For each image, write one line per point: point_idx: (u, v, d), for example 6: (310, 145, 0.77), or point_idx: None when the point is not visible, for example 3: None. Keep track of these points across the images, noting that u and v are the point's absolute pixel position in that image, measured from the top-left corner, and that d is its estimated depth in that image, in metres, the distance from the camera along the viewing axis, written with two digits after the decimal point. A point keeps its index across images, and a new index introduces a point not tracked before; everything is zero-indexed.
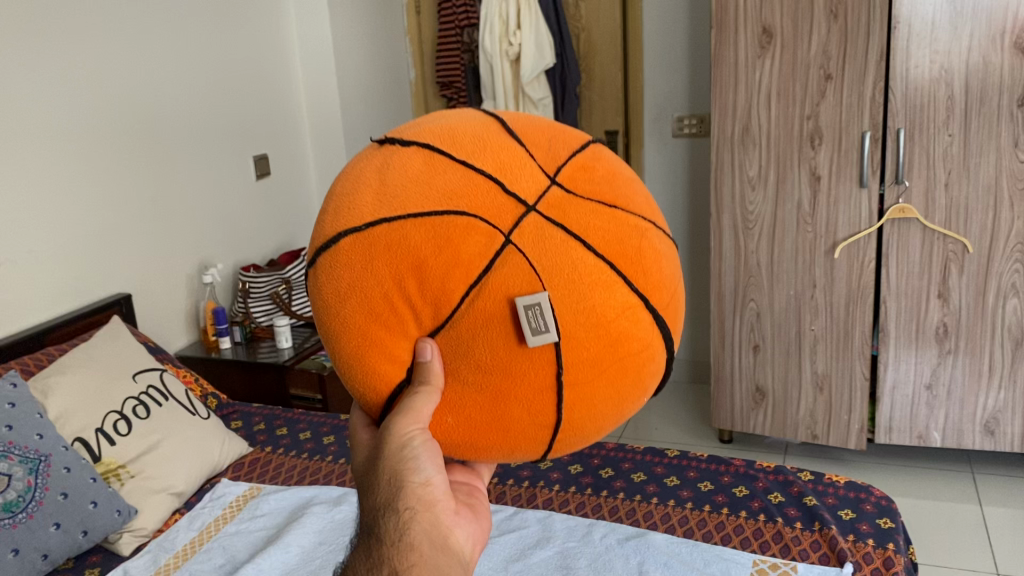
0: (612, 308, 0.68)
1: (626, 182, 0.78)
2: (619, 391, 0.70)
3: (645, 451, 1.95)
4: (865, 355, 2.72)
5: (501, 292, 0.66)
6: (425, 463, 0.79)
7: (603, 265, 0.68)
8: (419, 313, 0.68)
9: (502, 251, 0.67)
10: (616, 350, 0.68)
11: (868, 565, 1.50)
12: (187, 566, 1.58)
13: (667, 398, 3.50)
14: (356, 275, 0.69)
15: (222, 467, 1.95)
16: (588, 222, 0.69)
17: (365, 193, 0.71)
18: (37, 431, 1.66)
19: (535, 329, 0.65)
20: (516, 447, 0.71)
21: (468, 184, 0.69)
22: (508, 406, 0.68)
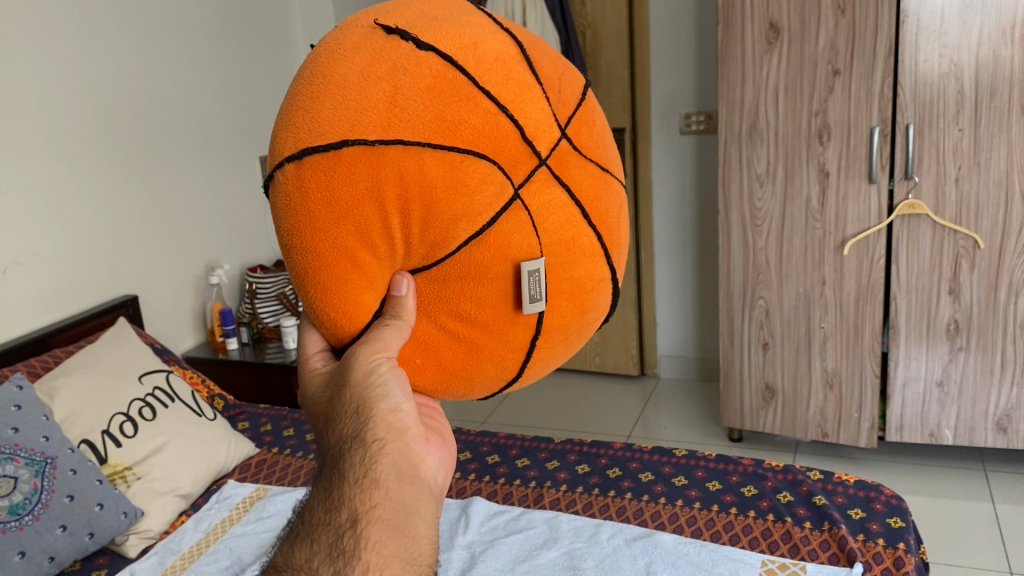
0: (591, 279, 0.72)
1: (612, 133, 0.78)
2: (567, 348, 0.76)
3: (652, 450, 1.94)
4: (875, 352, 2.70)
5: (506, 254, 0.67)
6: (393, 389, 0.75)
7: (594, 238, 0.71)
8: (412, 250, 0.69)
9: (512, 205, 0.67)
10: (579, 319, 0.73)
11: (878, 564, 1.48)
12: (193, 568, 1.57)
13: (676, 396, 3.49)
14: (359, 198, 0.66)
15: (229, 468, 1.95)
16: (588, 188, 0.70)
17: (378, 94, 0.65)
18: (43, 433, 1.66)
19: (531, 296, 0.68)
20: (471, 396, 0.77)
21: (492, 121, 0.66)
22: (480, 360, 0.72)
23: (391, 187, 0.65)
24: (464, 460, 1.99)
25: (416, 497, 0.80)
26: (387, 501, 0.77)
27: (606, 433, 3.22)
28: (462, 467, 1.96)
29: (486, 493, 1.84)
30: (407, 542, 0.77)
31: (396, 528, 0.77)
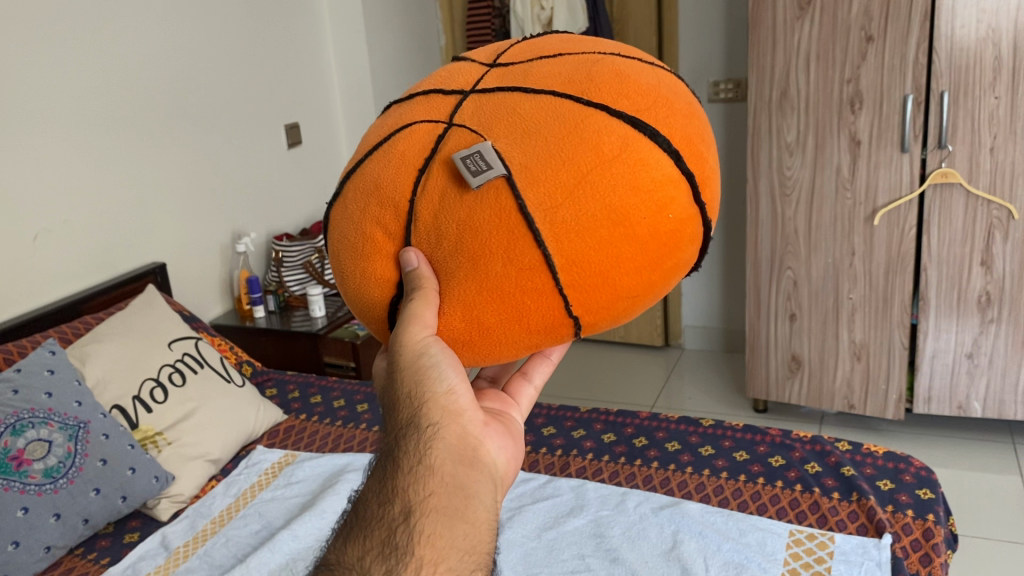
0: (563, 128, 0.71)
1: (585, 41, 0.84)
2: (615, 205, 0.69)
3: (679, 419, 1.93)
4: (905, 323, 2.67)
5: (446, 162, 0.73)
6: (446, 369, 0.78)
7: (546, 97, 0.73)
8: (389, 226, 0.76)
9: (443, 131, 0.75)
10: (579, 159, 0.69)
11: (907, 536, 1.48)
12: (224, 531, 1.60)
13: (701, 367, 3.48)
14: (340, 226, 0.80)
15: (257, 433, 1.97)
16: (526, 76, 0.76)
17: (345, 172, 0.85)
18: (75, 398, 1.68)
19: (476, 172, 0.70)
20: (522, 305, 0.71)
21: (412, 104, 0.80)
22: (486, 259, 0.70)
23: (351, 198, 0.79)
24: None
25: (474, 480, 0.82)
26: (442, 487, 0.79)
27: (631, 404, 3.22)
28: None
29: None
30: (465, 525, 0.79)
31: (453, 514, 0.79)
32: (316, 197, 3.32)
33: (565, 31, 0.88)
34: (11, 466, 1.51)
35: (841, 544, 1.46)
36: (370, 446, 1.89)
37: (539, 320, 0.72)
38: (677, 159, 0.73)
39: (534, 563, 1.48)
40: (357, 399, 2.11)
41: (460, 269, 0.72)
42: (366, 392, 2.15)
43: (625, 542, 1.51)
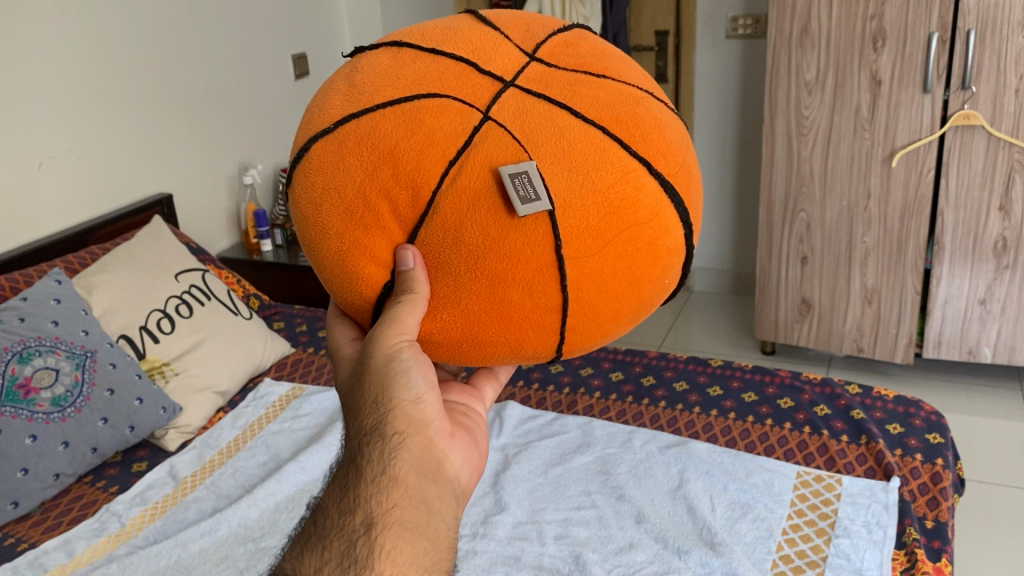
0: (609, 174, 0.70)
1: (616, 58, 0.82)
2: (631, 263, 0.72)
3: (688, 359, 1.91)
4: (918, 268, 2.64)
5: (484, 167, 0.68)
6: (415, 375, 0.80)
7: (595, 131, 0.71)
8: (398, 207, 0.70)
9: (481, 126, 0.70)
10: (622, 216, 0.70)
11: (915, 480, 1.47)
12: (232, 463, 1.62)
13: (709, 308, 3.46)
14: (331, 178, 0.72)
15: (265, 366, 1.97)
16: (572, 92, 0.73)
17: (337, 100, 0.76)
18: (82, 328, 1.67)
19: (524, 197, 0.67)
20: (524, 338, 0.73)
21: (439, 68, 0.74)
22: (505, 285, 0.69)
23: (355, 155, 0.71)
24: None
25: (437, 495, 0.82)
26: (405, 499, 0.79)
27: (638, 344, 3.22)
28: None
29: (520, 398, 1.83)
30: (426, 541, 0.78)
31: (415, 530, 0.78)
32: None
33: (585, 30, 0.85)
34: (19, 394, 1.51)
35: (848, 487, 1.45)
36: None
37: (535, 352, 0.75)
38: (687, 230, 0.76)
39: (540, 499, 1.48)
40: None
41: (473, 284, 0.70)
42: None
43: (631, 479, 1.51)
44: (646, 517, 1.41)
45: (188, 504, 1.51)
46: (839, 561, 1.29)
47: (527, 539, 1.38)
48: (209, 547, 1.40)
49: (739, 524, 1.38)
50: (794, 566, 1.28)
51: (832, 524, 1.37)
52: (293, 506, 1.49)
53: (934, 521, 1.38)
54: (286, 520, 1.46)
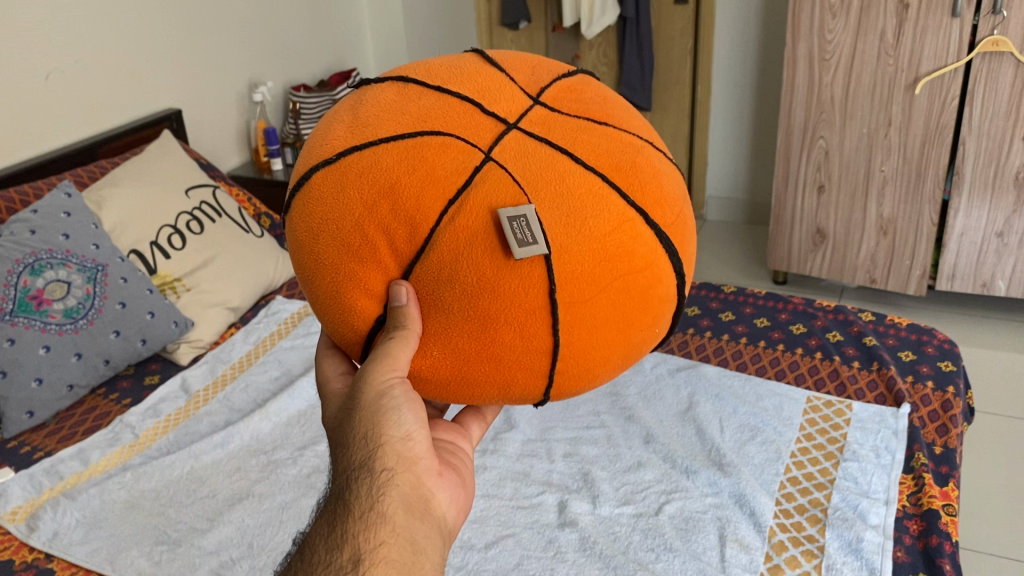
0: (606, 221, 0.71)
1: (616, 106, 0.83)
2: (621, 309, 0.73)
3: (700, 285, 1.89)
4: (936, 199, 2.61)
5: (483, 208, 0.69)
6: (406, 412, 0.77)
7: (593, 178, 0.72)
8: (394, 241, 0.71)
9: (481, 167, 0.71)
10: (616, 261, 0.71)
11: (925, 407, 1.47)
12: (244, 377, 1.64)
13: (721, 238, 3.44)
14: (330, 209, 0.73)
15: (276, 285, 1.97)
16: (573, 138, 0.74)
17: (341, 129, 0.77)
18: (93, 241, 1.66)
19: (520, 240, 0.68)
20: (513, 379, 0.73)
21: (444, 105, 0.75)
22: (496, 326, 0.70)
23: (356, 187, 0.72)
24: None
25: (425, 534, 0.76)
26: (392, 537, 0.73)
27: None
28: None
29: None
30: None
31: (403, 567, 0.72)
32: (334, 47, 3.21)
33: (587, 75, 0.87)
34: (32, 305, 1.52)
35: (858, 412, 1.45)
36: None
37: (522, 394, 0.75)
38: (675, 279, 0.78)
39: (549, 418, 1.49)
40: None
41: (464, 323, 0.70)
42: None
43: (641, 401, 1.52)
44: (655, 438, 1.42)
45: (200, 416, 1.53)
46: (846, 483, 1.29)
47: (535, 457, 1.39)
48: (220, 458, 1.42)
49: (748, 447, 1.38)
50: (801, 488, 1.29)
51: (840, 449, 1.37)
52: (305, 421, 1.51)
53: (942, 447, 1.39)
54: (297, 433, 1.48)
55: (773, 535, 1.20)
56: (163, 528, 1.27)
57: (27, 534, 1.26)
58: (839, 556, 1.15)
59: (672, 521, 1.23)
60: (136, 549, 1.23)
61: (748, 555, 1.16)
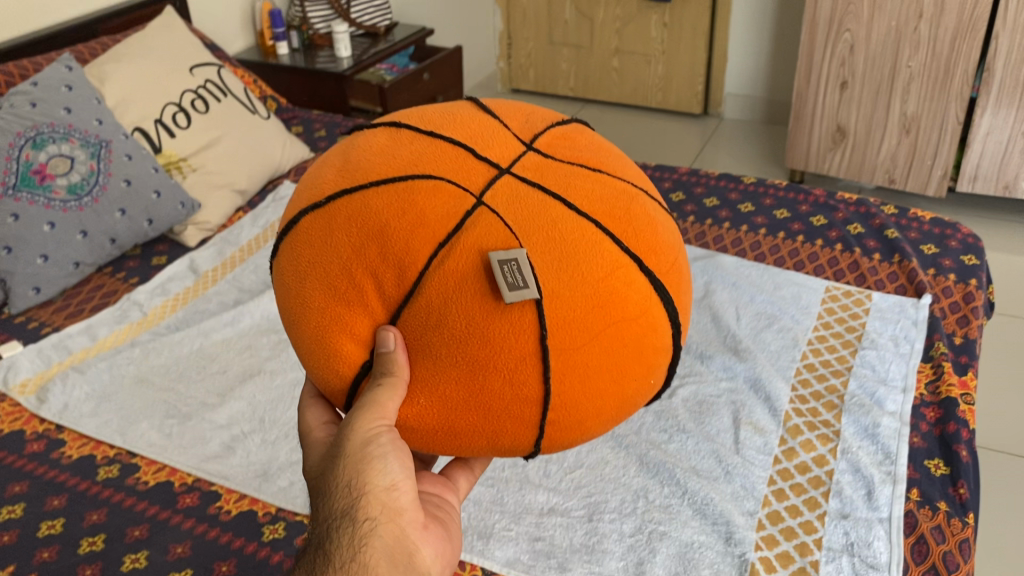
0: (600, 267, 0.63)
1: (613, 154, 0.76)
2: (619, 361, 0.64)
3: (720, 176, 1.82)
4: (964, 97, 2.53)
5: (473, 251, 0.61)
6: (392, 461, 0.67)
7: (589, 224, 0.64)
8: (379, 283, 0.63)
9: (473, 211, 0.63)
10: (615, 307, 0.63)
11: (947, 299, 1.44)
12: (253, 259, 1.62)
13: (739, 137, 3.35)
14: (315, 253, 0.65)
15: (284, 169, 1.92)
16: (567, 182, 0.67)
17: (329, 173, 0.69)
18: (96, 117, 1.60)
19: (512, 284, 0.60)
20: (501, 435, 0.64)
21: (435, 148, 0.68)
22: (487, 373, 0.61)
23: (342, 231, 0.64)
24: None
25: None
26: None
27: None
28: None
29: None
30: None
31: None
32: None
33: (584, 125, 0.80)
34: (35, 180, 1.47)
35: (878, 303, 1.43)
36: None
37: (510, 452, 0.66)
38: (674, 333, 0.70)
39: None
40: None
41: (450, 371, 0.62)
42: None
43: None
44: None
45: (209, 296, 1.51)
46: (864, 370, 1.27)
47: None
48: (230, 336, 1.41)
49: (764, 334, 1.36)
50: (817, 374, 1.27)
51: (858, 338, 1.35)
52: None
53: (963, 338, 1.36)
54: None
55: (788, 420, 1.18)
56: (173, 403, 1.26)
57: (37, 406, 1.25)
58: (854, 441, 1.14)
59: (686, 404, 1.22)
60: (147, 422, 1.22)
61: (762, 438, 1.15)
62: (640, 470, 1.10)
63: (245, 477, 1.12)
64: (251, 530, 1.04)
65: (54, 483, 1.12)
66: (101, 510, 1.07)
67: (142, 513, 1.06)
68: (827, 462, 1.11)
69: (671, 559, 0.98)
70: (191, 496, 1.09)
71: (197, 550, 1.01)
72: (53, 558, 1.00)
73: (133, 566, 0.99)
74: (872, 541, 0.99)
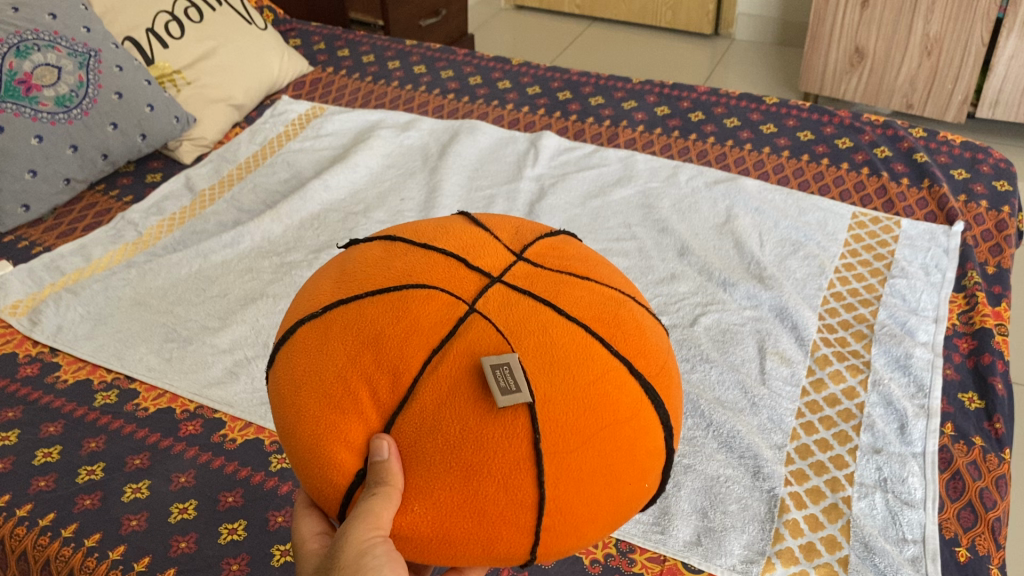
0: (592, 370, 0.63)
1: (602, 264, 0.76)
2: (613, 467, 0.62)
3: (741, 95, 1.74)
4: (990, 17, 2.41)
5: (465, 357, 0.61)
6: (389, 574, 0.61)
7: (578, 328, 0.65)
8: (374, 390, 0.62)
9: (466, 317, 0.63)
10: (604, 410, 0.62)
11: (978, 227, 1.38)
12: (252, 178, 1.55)
13: (750, 60, 3.24)
14: (311, 360, 0.64)
15: (282, 84, 1.83)
16: (556, 291, 0.67)
17: (324, 286, 0.70)
18: (83, 24, 1.51)
19: (504, 390, 0.59)
20: (498, 543, 0.61)
21: (428, 261, 0.68)
22: (481, 478, 0.59)
23: (338, 339, 0.64)
24: (531, 94, 1.79)
25: None
26: None
27: None
28: (530, 101, 1.77)
29: (556, 129, 1.69)
30: None
31: None
32: None
33: (571, 236, 0.81)
34: (21, 91, 1.38)
35: (907, 230, 1.36)
36: (404, 104, 1.79)
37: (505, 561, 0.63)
38: (669, 435, 0.67)
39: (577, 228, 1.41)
40: (389, 57, 1.93)
41: (444, 477, 0.59)
42: (397, 49, 1.96)
43: (675, 214, 1.43)
44: (690, 251, 1.33)
45: (207, 216, 1.44)
46: (894, 300, 1.22)
47: None
48: (231, 258, 1.35)
49: (789, 261, 1.30)
50: (845, 303, 1.22)
51: (888, 266, 1.29)
52: (318, 225, 1.43)
53: (996, 268, 1.31)
54: (311, 236, 1.40)
55: (817, 350, 1.14)
56: (172, 326, 1.21)
57: (30, 328, 1.20)
58: (885, 372, 1.09)
59: (708, 333, 1.17)
60: (146, 346, 1.17)
61: (789, 369, 1.10)
62: None
63: (250, 404, 1.07)
64: (258, 460, 0.99)
65: (49, 409, 1.07)
66: (100, 437, 1.02)
67: (143, 441, 1.02)
68: (858, 395, 1.06)
69: (697, 493, 0.94)
70: (193, 425, 1.05)
71: (202, 480, 0.96)
72: (50, 488, 0.96)
73: (135, 496, 0.94)
74: (907, 477, 0.95)
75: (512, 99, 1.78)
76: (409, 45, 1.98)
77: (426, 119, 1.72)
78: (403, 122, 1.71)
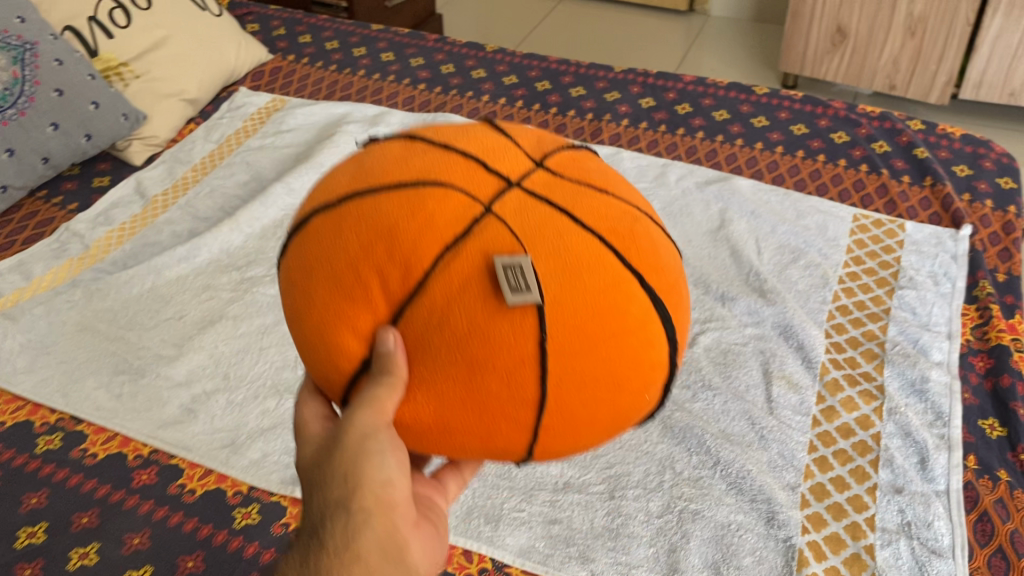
0: (607, 277, 0.53)
1: (620, 177, 0.65)
2: (620, 376, 0.54)
3: (729, 85, 1.65)
4: None
5: (478, 254, 0.51)
6: (393, 453, 0.56)
7: (596, 239, 0.54)
8: (383, 282, 0.53)
9: (482, 216, 0.53)
10: (609, 327, 0.53)
11: (985, 230, 1.30)
12: (208, 181, 1.43)
13: (726, 38, 3.14)
14: (320, 247, 0.55)
15: (240, 74, 1.70)
16: (577, 198, 0.56)
17: (340, 173, 0.60)
18: (16, 13, 1.37)
19: (513, 290, 0.50)
20: (492, 441, 0.54)
21: (446, 156, 0.57)
22: (485, 374, 0.51)
23: (349, 226, 0.54)
24: (507, 84, 1.68)
25: None
26: None
27: None
28: (506, 92, 1.66)
29: (536, 123, 1.58)
30: None
31: None
32: None
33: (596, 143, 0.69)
34: None
35: (912, 235, 1.28)
36: (372, 96, 1.67)
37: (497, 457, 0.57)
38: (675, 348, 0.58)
39: None
40: (354, 43, 1.81)
41: (444, 369, 0.52)
42: (363, 34, 1.84)
43: (666, 218, 1.33)
44: (684, 260, 1.25)
45: (160, 226, 1.33)
46: (903, 314, 1.15)
47: None
48: (186, 274, 1.23)
49: (790, 271, 1.22)
50: (852, 319, 1.14)
51: (894, 276, 1.21)
52: (282, 233, 1.32)
53: (1006, 275, 1.23)
54: (274, 247, 1.29)
55: (826, 373, 1.06)
56: (123, 356, 1.09)
57: None
58: (900, 399, 1.02)
59: (709, 355, 1.08)
60: (93, 381, 1.06)
61: (797, 396, 1.02)
62: (664, 435, 0.97)
63: (210, 448, 0.97)
64: (220, 516, 0.89)
65: None
66: (42, 492, 0.92)
67: (91, 495, 0.91)
68: (873, 425, 0.99)
69: (707, 545, 0.86)
70: (148, 473, 0.94)
71: (157, 541, 0.87)
72: None
73: (81, 564, 0.84)
74: (931, 521, 0.88)
75: (488, 90, 1.67)
76: (375, 30, 1.86)
77: (396, 112, 1.60)
78: (372, 116, 1.59)
